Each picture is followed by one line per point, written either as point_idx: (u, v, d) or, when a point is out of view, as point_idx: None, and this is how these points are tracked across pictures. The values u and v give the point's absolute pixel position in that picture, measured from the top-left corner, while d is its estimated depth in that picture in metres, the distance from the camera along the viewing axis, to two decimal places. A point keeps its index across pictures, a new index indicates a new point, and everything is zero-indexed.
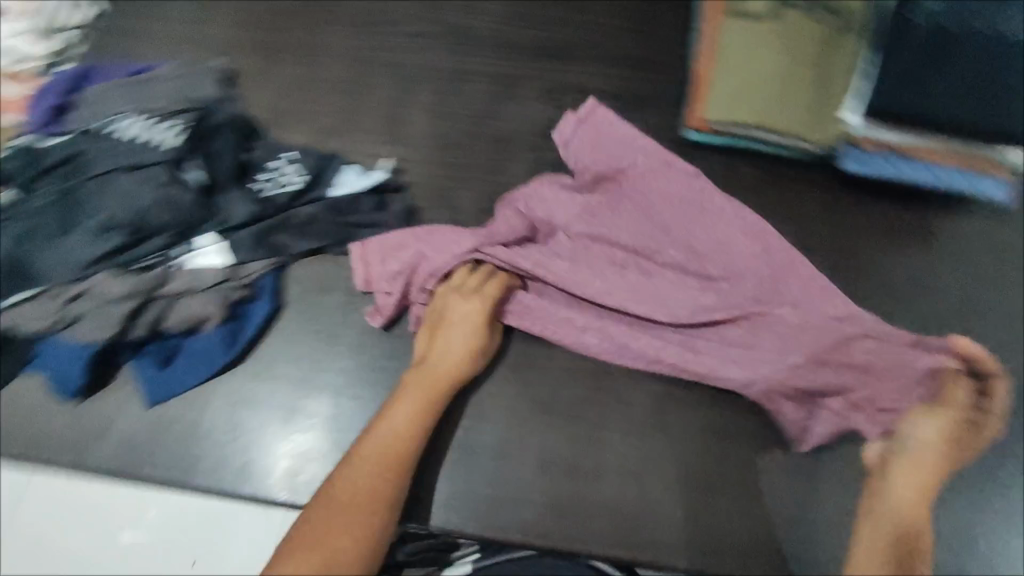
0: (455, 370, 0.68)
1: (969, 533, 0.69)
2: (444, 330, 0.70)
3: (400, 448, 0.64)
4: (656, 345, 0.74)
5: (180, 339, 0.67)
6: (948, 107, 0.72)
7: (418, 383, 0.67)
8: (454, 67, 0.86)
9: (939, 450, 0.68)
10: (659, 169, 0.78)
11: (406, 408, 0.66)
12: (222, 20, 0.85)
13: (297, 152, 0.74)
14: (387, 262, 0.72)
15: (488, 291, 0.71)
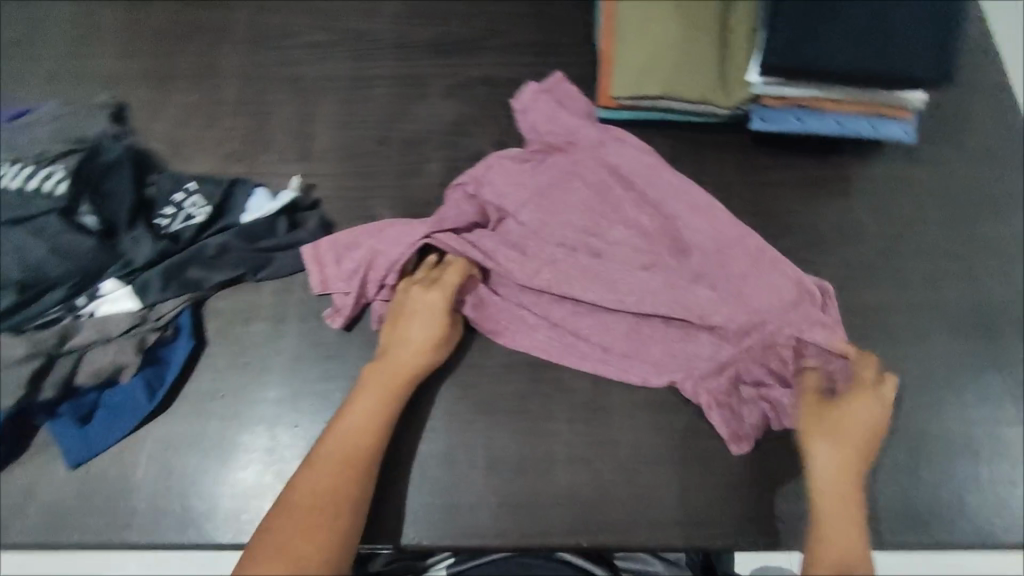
0: (414, 363, 0.67)
1: (914, 466, 0.70)
2: (404, 321, 0.69)
3: (364, 445, 0.63)
4: (593, 343, 0.72)
5: (98, 395, 0.69)
6: (840, 55, 0.71)
7: (379, 378, 0.66)
8: (354, 74, 0.86)
9: (853, 442, 0.64)
10: (608, 142, 0.75)
11: (362, 405, 0.65)
12: (125, 60, 0.87)
13: (199, 183, 0.75)
14: (342, 262, 0.72)
15: (445, 278, 0.70)
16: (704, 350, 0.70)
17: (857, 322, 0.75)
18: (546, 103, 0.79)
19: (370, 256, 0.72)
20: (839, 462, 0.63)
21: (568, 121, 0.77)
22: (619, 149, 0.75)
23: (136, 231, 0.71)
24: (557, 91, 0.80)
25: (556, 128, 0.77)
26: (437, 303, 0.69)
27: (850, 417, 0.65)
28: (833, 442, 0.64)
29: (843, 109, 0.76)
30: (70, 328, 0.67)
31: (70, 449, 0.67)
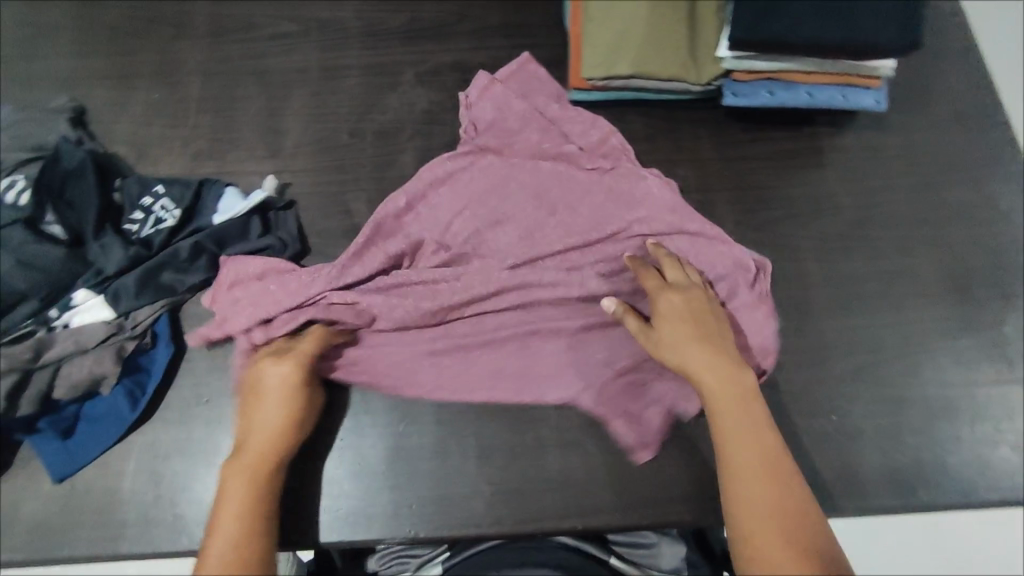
0: (281, 437, 0.63)
1: (894, 430, 0.71)
2: (257, 404, 0.64)
3: (243, 545, 0.56)
4: (482, 370, 0.70)
5: (78, 407, 0.68)
6: (808, 26, 0.71)
7: (255, 455, 0.61)
8: (323, 66, 0.84)
9: (710, 381, 0.62)
10: (553, 136, 0.76)
11: (237, 486, 0.59)
12: (84, 60, 0.84)
13: (167, 185, 0.73)
14: (241, 288, 0.70)
15: (297, 348, 0.66)
16: (598, 355, 0.70)
17: (836, 292, 0.76)
18: (500, 94, 0.77)
19: (268, 292, 0.69)
20: (740, 450, 0.58)
21: (529, 113, 0.76)
22: (576, 129, 0.76)
23: (104, 239, 0.69)
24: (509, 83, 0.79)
25: (509, 121, 0.76)
26: (292, 380, 0.64)
27: (678, 339, 0.64)
28: (725, 409, 0.61)
29: (813, 80, 0.77)
30: (43, 341, 0.66)
31: (53, 464, 0.66)
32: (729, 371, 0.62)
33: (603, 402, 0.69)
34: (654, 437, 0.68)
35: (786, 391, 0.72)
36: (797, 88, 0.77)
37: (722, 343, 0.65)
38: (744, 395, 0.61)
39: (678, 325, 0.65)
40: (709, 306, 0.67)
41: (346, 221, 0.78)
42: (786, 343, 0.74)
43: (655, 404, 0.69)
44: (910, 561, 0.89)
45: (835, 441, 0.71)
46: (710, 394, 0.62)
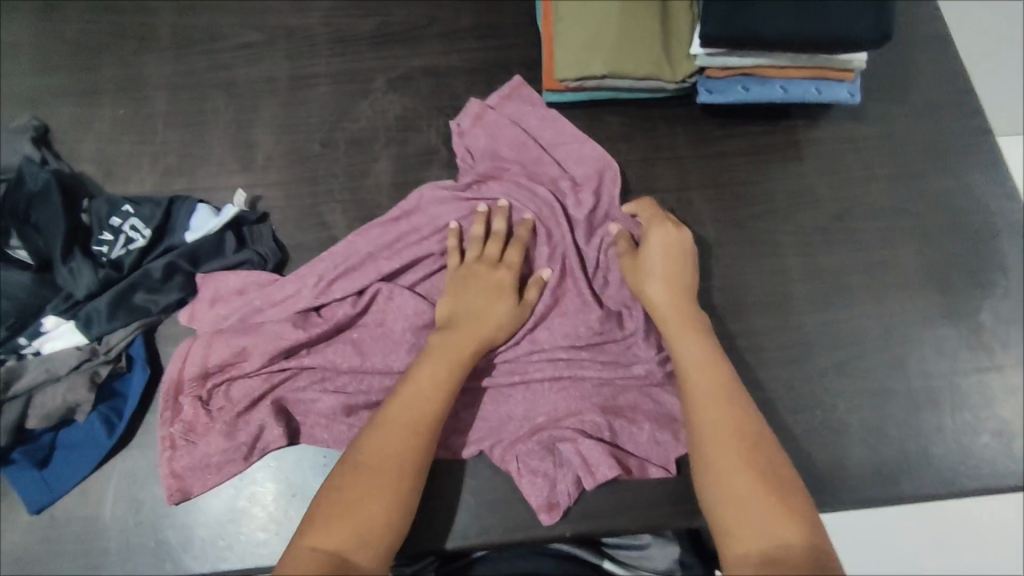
0: (482, 340, 0.65)
1: (878, 422, 0.72)
2: (458, 296, 0.67)
3: (421, 417, 0.60)
4: None
5: (54, 435, 0.66)
6: (779, 22, 0.70)
7: (455, 336, 0.65)
8: (293, 75, 0.83)
9: (677, 328, 0.66)
10: (543, 166, 0.76)
11: (429, 373, 0.62)
12: (45, 77, 0.82)
13: (136, 203, 0.71)
14: (219, 307, 0.69)
15: (511, 259, 0.69)
16: (517, 410, 0.68)
17: (817, 286, 0.76)
18: (494, 123, 0.77)
19: (254, 308, 0.69)
20: (704, 388, 0.62)
21: (525, 143, 0.76)
22: (574, 160, 0.76)
23: (73, 262, 0.68)
24: (503, 110, 0.78)
25: (503, 148, 0.76)
26: (508, 294, 0.67)
27: (654, 270, 0.68)
28: (683, 338, 0.65)
29: (787, 75, 0.76)
30: (14, 371, 0.64)
31: (29, 495, 0.64)
32: (692, 322, 0.66)
33: (510, 458, 0.66)
34: (560, 501, 0.66)
35: (771, 389, 0.72)
36: (772, 83, 0.77)
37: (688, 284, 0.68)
38: (706, 338, 0.65)
39: (661, 260, 0.68)
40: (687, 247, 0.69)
41: (322, 233, 0.77)
42: (770, 341, 0.74)
43: (566, 465, 0.66)
44: (904, 545, 0.90)
45: (822, 437, 0.71)
46: (681, 339, 0.65)
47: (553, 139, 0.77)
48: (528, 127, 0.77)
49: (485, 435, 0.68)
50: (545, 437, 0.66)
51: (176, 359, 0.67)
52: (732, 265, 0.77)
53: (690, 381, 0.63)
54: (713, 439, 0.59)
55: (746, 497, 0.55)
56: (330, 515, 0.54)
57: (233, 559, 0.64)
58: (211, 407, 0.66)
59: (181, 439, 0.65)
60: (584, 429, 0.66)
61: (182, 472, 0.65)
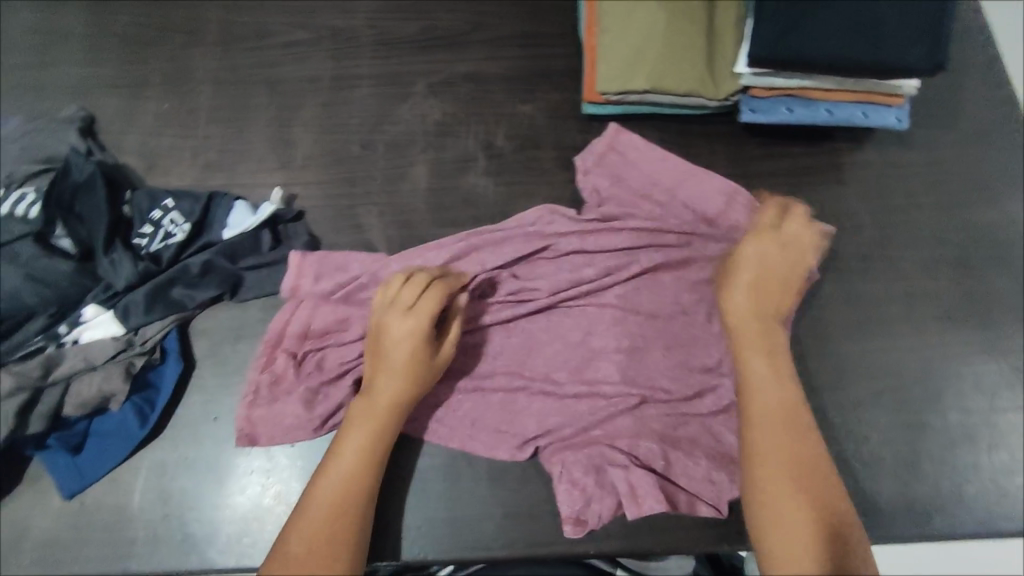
0: (401, 399, 0.64)
1: (915, 457, 0.70)
2: (377, 354, 0.65)
3: (351, 489, 0.61)
4: (461, 417, 0.69)
5: (88, 423, 0.67)
6: (829, 45, 0.69)
7: (380, 398, 0.64)
8: (336, 75, 0.84)
9: (749, 342, 0.65)
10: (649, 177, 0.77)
11: (352, 451, 0.62)
12: (94, 67, 0.83)
13: (176, 198, 0.72)
14: (326, 283, 0.71)
15: (425, 305, 0.65)
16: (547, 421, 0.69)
17: (855, 313, 0.75)
18: (617, 164, 0.78)
19: (359, 291, 0.70)
20: (767, 408, 0.62)
21: (650, 179, 0.77)
22: (698, 198, 0.75)
23: (114, 253, 0.68)
24: (620, 145, 0.78)
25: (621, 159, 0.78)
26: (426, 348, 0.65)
27: (749, 273, 0.67)
28: (752, 357, 0.65)
29: (833, 97, 0.75)
30: (52, 358, 0.65)
31: (62, 480, 0.65)
32: (766, 342, 0.65)
33: (557, 460, 0.67)
34: (588, 519, 0.66)
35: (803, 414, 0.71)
36: (818, 105, 0.76)
37: (782, 298, 0.67)
38: (775, 361, 0.65)
39: (758, 269, 0.67)
40: (801, 263, 0.67)
41: (358, 235, 0.77)
42: (804, 366, 0.73)
43: (608, 487, 0.66)
44: None
45: (855, 467, 0.70)
46: (751, 359, 0.65)
47: (673, 178, 0.76)
48: (651, 161, 0.77)
49: (513, 447, 0.68)
50: (596, 453, 0.67)
51: (283, 315, 0.70)
52: None
53: (752, 400, 0.63)
54: (765, 460, 0.60)
55: (791, 522, 0.57)
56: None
57: (256, 556, 0.65)
58: (302, 368, 0.69)
59: (264, 390, 0.68)
60: (639, 457, 0.67)
61: (255, 419, 0.67)
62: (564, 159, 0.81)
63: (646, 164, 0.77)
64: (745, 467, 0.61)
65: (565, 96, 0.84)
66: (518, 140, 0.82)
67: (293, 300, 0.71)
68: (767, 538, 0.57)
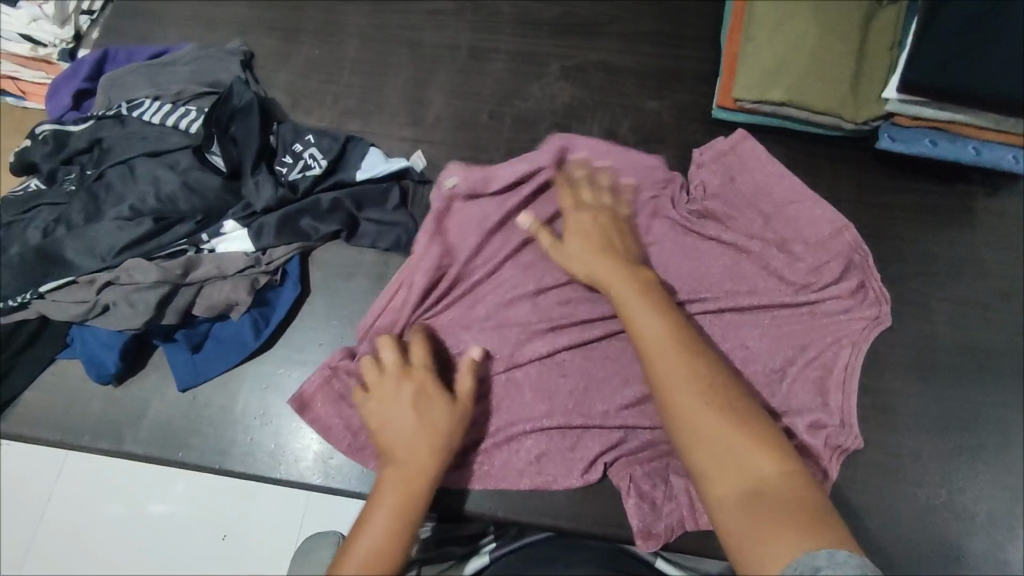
0: (428, 458, 0.59)
1: (1000, 514, 0.69)
2: (385, 423, 0.61)
3: (385, 561, 0.53)
4: (544, 398, 0.70)
5: (209, 325, 0.72)
6: (993, 83, 0.67)
7: (398, 464, 0.58)
8: (475, 47, 0.87)
9: (624, 291, 0.64)
10: (761, 192, 0.76)
11: (382, 521, 0.55)
12: (257, 9, 0.90)
13: (318, 135, 0.77)
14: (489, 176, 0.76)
15: (417, 363, 0.66)
16: (626, 415, 0.70)
17: (959, 359, 0.74)
18: (734, 166, 0.77)
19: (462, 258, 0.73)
20: (657, 340, 0.59)
21: (762, 191, 0.76)
22: (804, 223, 0.74)
23: (259, 176, 0.74)
24: (743, 150, 0.78)
25: (738, 176, 0.77)
26: (438, 404, 0.62)
27: (581, 248, 0.68)
28: (630, 299, 0.63)
29: (984, 137, 0.72)
30: (192, 261, 0.70)
31: (181, 373, 0.70)
32: (638, 284, 0.64)
33: (624, 478, 0.68)
34: (659, 531, 0.65)
35: (889, 451, 0.71)
36: (963, 142, 0.73)
37: (624, 249, 0.68)
38: (651, 294, 0.63)
39: (580, 244, 0.68)
40: (617, 229, 0.70)
41: None
42: (899, 404, 0.72)
43: (674, 500, 0.67)
44: None
45: (938, 513, 0.69)
46: (631, 297, 0.63)
47: (786, 197, 0.75)
48: (768, 174, 0.76)
49: (596, 426, 0.69)
50: (661, 465, 0.68)
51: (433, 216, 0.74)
52: None
53: (643, 342, 0.60)
54: (678, 395, 0.56)
55: (723, 444, 0.53)
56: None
57: (340, 478, 0.69)
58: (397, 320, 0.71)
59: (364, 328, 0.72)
60: None
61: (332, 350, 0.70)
62: (684, 160, 0.82)
63: (766, 179, 0.76)
64: (659, 404, 0.57)
65: (694, 98, 0.85)
66: (642, 133, 0.83)
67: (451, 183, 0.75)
68: (696, 461, 0.53)
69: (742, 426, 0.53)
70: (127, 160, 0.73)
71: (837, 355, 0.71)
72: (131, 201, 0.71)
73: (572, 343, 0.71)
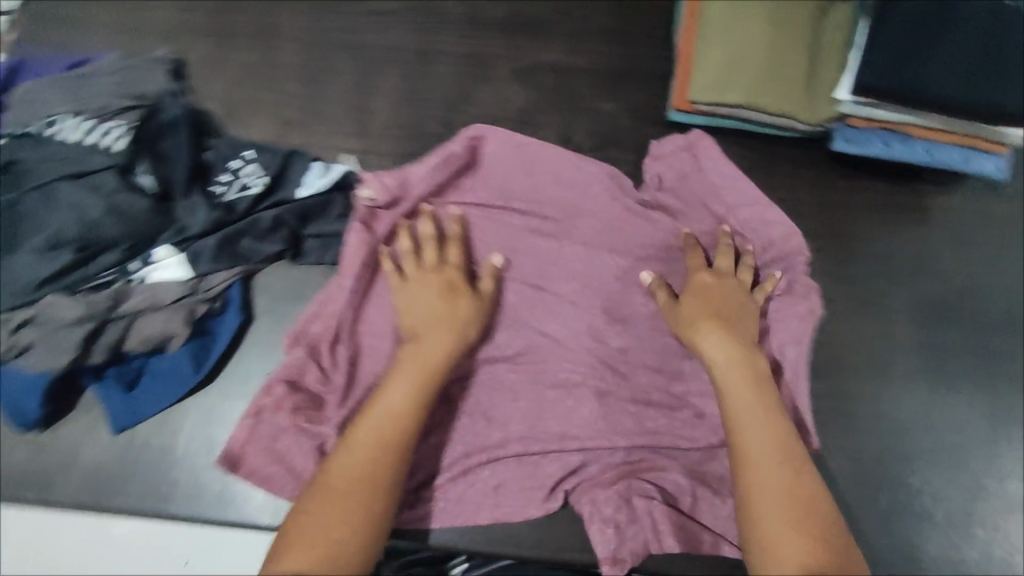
0: (449, 350, 0.65)
1: (941, 517, 0.72)
2: (416, 308, 0.66)
3: (398, 429, 0.60)
4: (501, 424, 0.69)
5: (144, 360, 0.67)
6: (948, 86, 0.66)
7: (427, 346, 0.64)
8: (422, 49, 0.83)
9: (731, 377, 0.63)
10: (711, 199, 0.74)
11: (402, 391, 0.62)
12: (186, 12, 0.83)
13: (257, 150, 0.72)
14: (413, 179, 0.71)
15: (454, 260, 0.69)
16: (589, 434, 0.69)
17: (911, 362, 0.75)
18: (688, 171, 0.75)
19: None
20: (757, 436, 0.60)
21: (718, 197, 0.74)
22: (758, 231, 0.73)
23: (192, 197, 0.69)
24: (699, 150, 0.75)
25: (694, 182, 0.75)
26: (464, 299, 0.67)
27: (690, 320, 0.67)
28: (736, 388, 0.63)
29: (933, 139, 0.72)
30: (121, 292, 0.65)
31: (114, 414, 0.66)
32: (749, 374, 0.64)
33: (585, 501, 0.67)
34: (624, 556, 0.65)
35: (840, 459, 0.73)
36: (915, 143, 0.73)
37: (744, 330, 0.67)
38: (761, 390, 0.63)
39: (692, 307, 0.67)
40: (743, 304, 0.68)
41: None
42: (855, 408, 0.74)
43: (638, 522, 0.67)
44: None
45: (884, 518, 0.72)
46: (735, 383, 0.63)
47: (742, 202, 0.74)
48: (725, 178, 0.74)
49: (557, 450, 0.68)
50: (622, 488, 0.67)
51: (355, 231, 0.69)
52: (832, 324, 0.76)
53: (740, 431, 0.60)
54: (760, 494, 0.56)
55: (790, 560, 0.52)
56: (298, 541, 0.53)
57: None
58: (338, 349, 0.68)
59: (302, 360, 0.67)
60: (664, 488, 0.68)
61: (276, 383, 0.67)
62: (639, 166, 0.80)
63: (723, 185, 0.74)
64: (742, 505, 0.57)
65: (649, 99, 0.82)
66: (597, 139, 0.81)
67: (371, 189, 0.69)
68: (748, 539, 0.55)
69: (813, 550, 0.52)
70: (45, 184, 0.67)
71: (799, 365, 0.71)
72: (51, 229, 0.65)
73: (529, 363, 0.71)
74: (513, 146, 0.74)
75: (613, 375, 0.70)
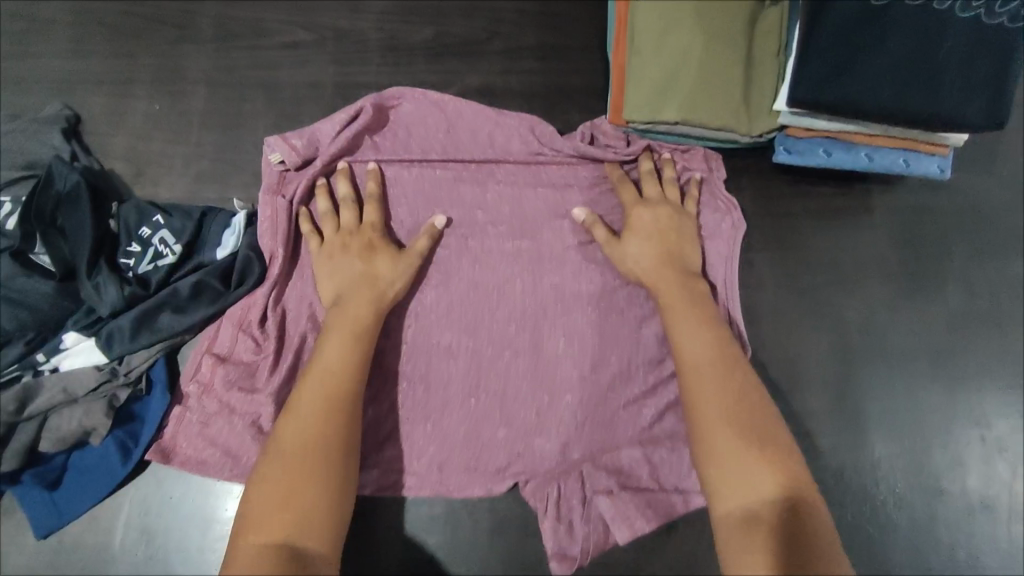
0: (378, 302, 0.64)
1: (896, 521, 0.74)
2: (336, 271, 0.65)
3: (339, 381, 0.60)
4: (453, 473, 0.70)
5: (65, 457, 0.64)
6: (878, 94, 0.64)
7: (355, 296, 0.63)
8: (341, 83, 0.77)
9: (677, 312, 0.65)
10: None
11: (336, 349, 0.61)
12: (77, 60, 0.76)
13: (167, 213, 0.67)
14: (321, 142, 0.68)
15: (370, 219, 0.67)
16: (546, 476, 0.70)
17: (864, 369, 0.75)
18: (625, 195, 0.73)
19: None
20: (705, 364, 0.62)
21: None
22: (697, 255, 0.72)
23: (98, 276, 0.63)
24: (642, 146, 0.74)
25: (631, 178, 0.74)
26: (384, 256, 0.65)
27: (640, 257, 0.67)
28: (683, 322, 0.64)
29: (873, 143, 0.71)
30: (29, 390, 0.61)
31: (40, 518, 0.63)
32: (698, 310, 0.65)
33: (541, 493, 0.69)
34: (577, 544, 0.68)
35: None
36: (856, 150, 0.71)
37: (690, 267, 0.68)
38: (710, 324, 0.64)
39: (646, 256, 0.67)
40: (679, 230, 0.69)
41: None
42: (810, 421, 0.74)
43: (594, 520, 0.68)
44: None
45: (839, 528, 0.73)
46: (681, 315, 0.65)
47: None
48: None
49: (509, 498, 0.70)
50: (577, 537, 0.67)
51: (268, 207, 0.67)
52: (785, 338, 0.75)
53: (690, 367, 0.62)
54: (713, 419, 0.59)
55: (747, 474, 0.56)
56: (263, 508, 0.53)
57: None
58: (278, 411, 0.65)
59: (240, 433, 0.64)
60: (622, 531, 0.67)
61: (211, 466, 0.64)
62: None
63: None
64: (696, 431, 0.60)
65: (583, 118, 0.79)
66: None
67: (278, 152, 0.66)
68: (711, 473, 0.58)
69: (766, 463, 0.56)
70: None
71: None
72: None
73: (478, 411, 0.70)
74: (426, 103, 0.71)
75: (564, 416, 0.69)
